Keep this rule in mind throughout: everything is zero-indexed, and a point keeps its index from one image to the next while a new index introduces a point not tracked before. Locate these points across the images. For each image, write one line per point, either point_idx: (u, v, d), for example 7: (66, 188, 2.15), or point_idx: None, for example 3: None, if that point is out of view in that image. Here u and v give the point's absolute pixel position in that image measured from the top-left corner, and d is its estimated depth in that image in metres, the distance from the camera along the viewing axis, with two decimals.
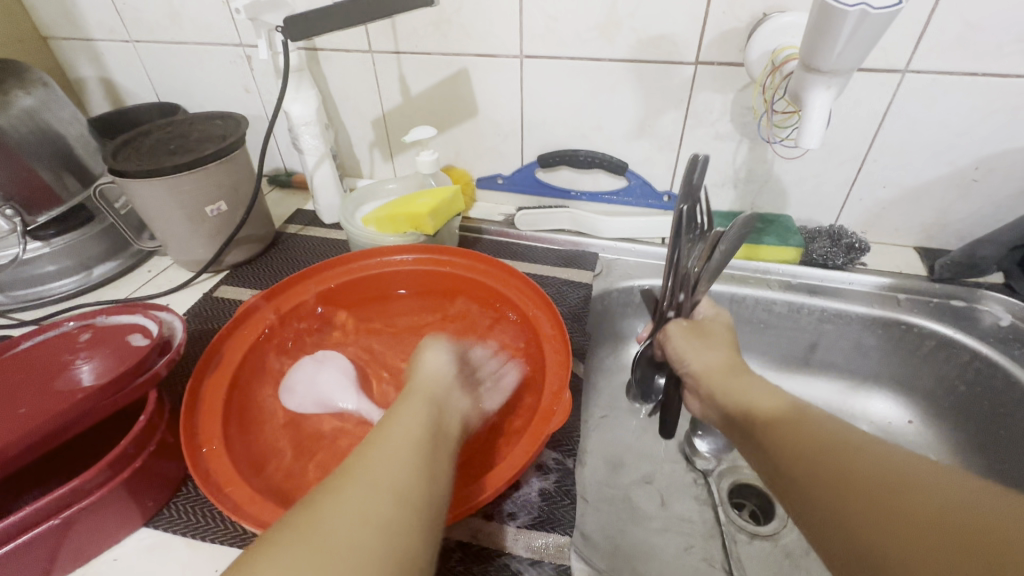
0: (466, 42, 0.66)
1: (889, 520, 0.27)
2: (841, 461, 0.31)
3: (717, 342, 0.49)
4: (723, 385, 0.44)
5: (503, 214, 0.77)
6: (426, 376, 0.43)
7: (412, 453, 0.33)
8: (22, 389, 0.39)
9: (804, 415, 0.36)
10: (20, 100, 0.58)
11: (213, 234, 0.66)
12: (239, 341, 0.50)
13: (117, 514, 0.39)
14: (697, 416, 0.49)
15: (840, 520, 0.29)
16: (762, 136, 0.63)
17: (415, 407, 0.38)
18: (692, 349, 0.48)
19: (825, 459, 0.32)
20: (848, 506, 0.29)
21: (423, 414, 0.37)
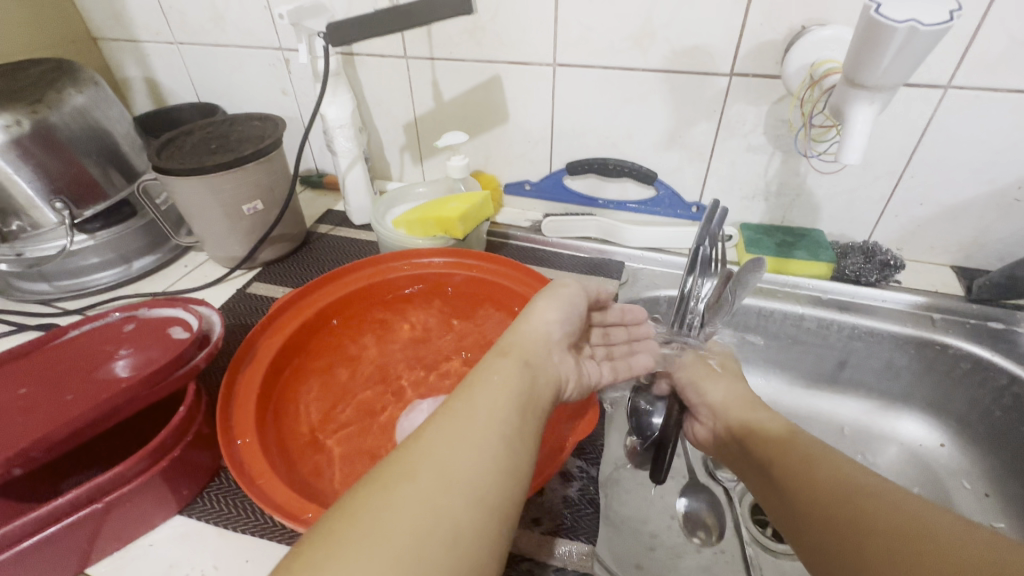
0: (500, 49, 0.67)
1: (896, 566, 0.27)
2: (851, 505, 0.32)
3: (729, 376, 0.51)
4: (740, 416, 0.46)
5: (530, 220, 0.77)
6: (527, 335, 0.42)
7: (498, 415, 0.34)
8: (70, 375, 0.41)
9: (808, 447, 0.38)
10: (73, 98, 0.61)
11: (248, 232, 0.67)
12: (274, 335, 0.51)
13: (154, 501, 0.40)
14: (704, 442, 0.51)
15: (848, 560, 0.30)
16: (799, 149, 0.62)
17: (507, 373, 0.37)
18: (708, 383, 0.50)
19: (831, 497, 0.33)
20: (857, 545, 0.30)
21: (514, 384, 0.37)
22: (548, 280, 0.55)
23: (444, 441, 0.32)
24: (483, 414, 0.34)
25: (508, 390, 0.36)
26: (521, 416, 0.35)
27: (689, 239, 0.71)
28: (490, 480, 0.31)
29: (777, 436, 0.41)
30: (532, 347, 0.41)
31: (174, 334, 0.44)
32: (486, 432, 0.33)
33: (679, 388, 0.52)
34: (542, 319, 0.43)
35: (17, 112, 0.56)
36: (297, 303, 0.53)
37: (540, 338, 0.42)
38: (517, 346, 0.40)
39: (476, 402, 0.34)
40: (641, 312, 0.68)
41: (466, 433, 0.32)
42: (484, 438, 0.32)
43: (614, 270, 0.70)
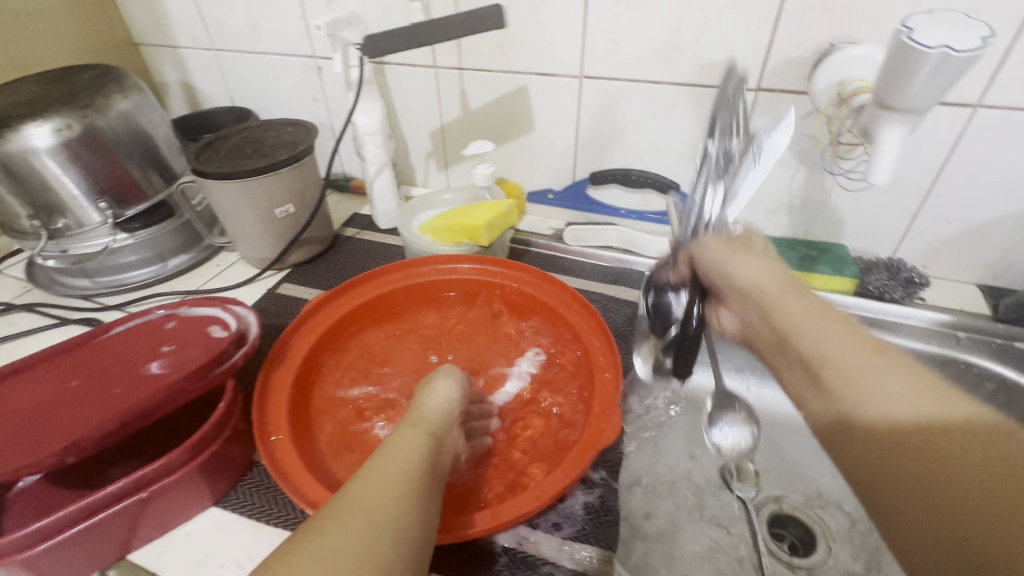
0: (528, 61, 0.68)
1: (981, 497, 0.27)
2: (928, 427, 0.30)
3: (755, 249, 0.46)
4: (785, 303, 0.41)
5: (552, 228, 0.78)
6: (432, 403, 0.43)
7: (408, 468, 0.35)
8: (118, 369, 0.43)
9: (875, 355, 0.34)
10: (119, 103, 0.63)
11: (280, 234, 0.70)
12: (306, 334, 0.53)
13: (192, 492, 0.42)
14: (731, 331, 0.48)
15: (912, 484, 0.29)
16: (824, 166, 0.62)
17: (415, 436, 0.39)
18: (747, 273, 0.44)
19: (905, 416, 0.31)
20: (928, 473, 0.29)
21: (419, 444, 0.38)
22: (572, 289, 0.57)
23: (362, 493, 0.32)
24: (391, 467, 0.35)
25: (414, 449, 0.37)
26: (432, 469, 0.36)
27: None
28: (406, 520, 0.31)
29: (854, 351, 0.35)
30: (432, 410, 0.43)
31: (214, 332, 0.46)
32: (400, 482, 0.33)
33: (701, 267, 0.48)
34: (444, 394, 0.44)
35: (69, 116, 0.59)
36: (327, 304, 0.55)
37: (442, 407, 0.44)
38: (416, 412, 0.42)
39: (383, 460, 0.35)
40: None
41: (382, 480, 0.33)
42: (397, 488, 0.33)
43: (636, 280, 0.70)
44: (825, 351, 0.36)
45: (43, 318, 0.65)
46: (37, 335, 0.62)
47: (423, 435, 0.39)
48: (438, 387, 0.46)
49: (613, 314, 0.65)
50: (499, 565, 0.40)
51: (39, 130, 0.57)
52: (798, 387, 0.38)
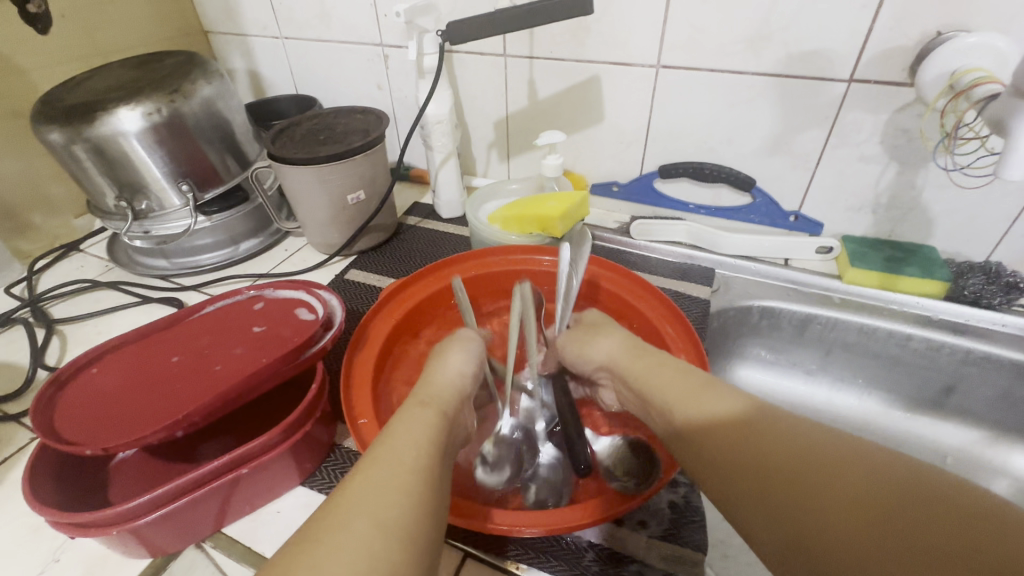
0: (603, 50, 0.67)
1: (825, 507, 0.29)
2: (765, 448, 0.32)
3: (609, 328, 0.49)
4: (632, 368, 0.43)
5: (617, 221, 0.77)
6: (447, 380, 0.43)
7: (408, 455, 0.34)
8: (214, 347, 0.44)
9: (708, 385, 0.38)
10: (202, 89, 0.65)
11: (349, 221, 0.70)
12: (385, 319, 0.53)
13: (282, 471, 0.43)
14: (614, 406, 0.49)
15: (769, 509, 0.31)
16: (940, 164, 0.59)
17: (427, 414, 0.38)
18: (588, 345, 0.49)
19: (744, 446, 0.33)
20: (780, 496, 0.31)
21: (430, 423, 0.37)
22: (655, 287, 0.55)
23: (365, 487, 0.31)
24: (398, 457, 0.33)
25: (425, 430, 0.37)
26: (436, 454, 0.35)
27: (786, 249, 0.68)
28: (412, 514, 0.30)
29: (686, 390, 0.38)
30: (441, 393, 0.42)
31: (301, 315, 0.47)
32: (405, 475, 0.32)
33: (568, 362, 0.52)
34: (458, 366, 0.45)
35: (157, 100, 0.60)
36: (403, 291, 0.55)
37: (453, 387, 0.43)
38: (423, 392, 0.41)
39: (383, 452, 0.34)
40: (732, 321, 0.67)
41: (385, 475, 0.32)
42: (401, 482, 0.32)
43: (706, 277, 0.68)
44: (675, 409, 0.38)
45: (125, 296, 0.67)
46: (121, 312, 0.65)
47: (433, 416, 0.39)
48: (450, 364, 0.45)
49: (685, 311, 0.64)
50: (587, 561, 0.40)
51: (129, 114, 0.59)
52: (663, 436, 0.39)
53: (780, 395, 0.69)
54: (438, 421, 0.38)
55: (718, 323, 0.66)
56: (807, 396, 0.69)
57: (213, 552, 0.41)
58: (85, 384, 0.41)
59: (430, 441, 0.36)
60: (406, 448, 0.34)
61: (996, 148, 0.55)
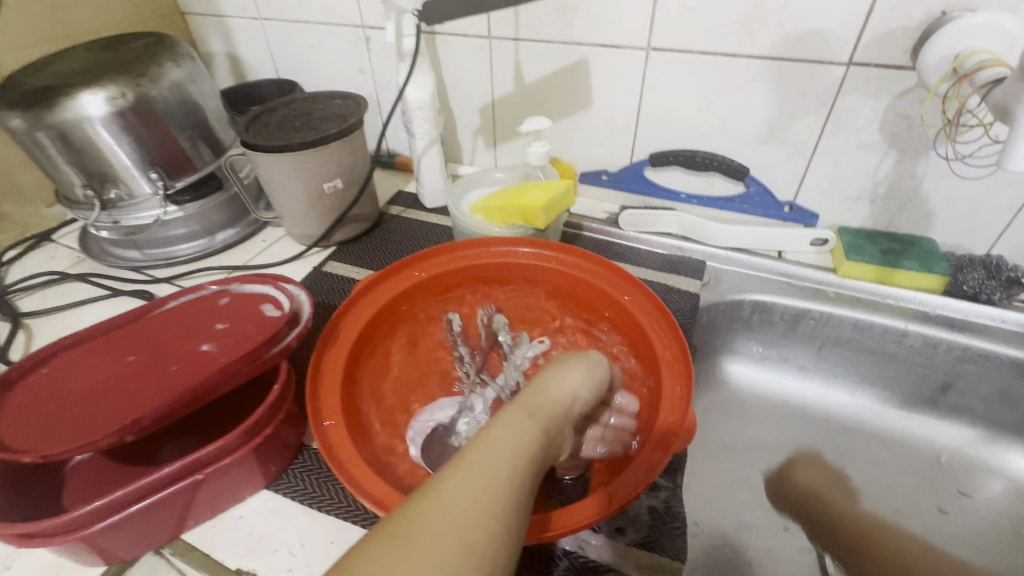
0: (592, 32, 0.64)
1: None
2: None
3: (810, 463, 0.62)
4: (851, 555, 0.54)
5: (605, 212, 0.74)
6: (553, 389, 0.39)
7: (502, 466, 0.31)
8: (173, 345, 0.42)
9: None
10: (171, 72, 0.62)
11: (327, 210, 0.68)
12: (357, 316, 0.50)
13: (244, 475, 0.41)
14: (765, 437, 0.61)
15: None
16: (939, 152, 0.56)
17: (525, 424, 0.35)
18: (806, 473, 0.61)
19: None
20: None
21: (527, 435, 0.34)
22: (638, 280, 0.52)
23: (456, 492, 0.29)
24: (487, 465, 0.31)
25: (520, 441, 0.34)
26: (529, 469, 0.32)
27: (779, 241, 0.66)
28: (499, 539, 0.28)
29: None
30: (555, 396, 0.39)
31: (267, 311, 0.45)
32: (493, 487, 0.30)
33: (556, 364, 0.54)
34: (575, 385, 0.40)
35: (122, 84, 0.58)
36: (377, 286, 0.53)
37: (564, 393, 0.39)
38: (535, 393, 0.39)
39: (478, 457, 0.31)
40: (723, 315, 0.64)
41: (478, 484, 0.30)
42: (489, 491, 0.30)
43: (697, 270, 0.66)
44: None
45: (96, 289, 0.65)
46: (91, 306, 0.63)
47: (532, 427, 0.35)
48: (569, 368, 0.42)
49: (673, 305, 0.61)
50: (561, 570, 0.38)
51: (92, 98, 0.56)
52: None
53: (771, 391, 0.67)
54: (539, 430, 0.35)
55: (708, 317, 0.63)
56: (800, 393, 0.67)
57: (173, 560, 0.39)
58: (35, 385, 0.39)
59: (527, 452, 0.33)
60: (496, 450, 0.32)
61: (999, 138, 0.52)
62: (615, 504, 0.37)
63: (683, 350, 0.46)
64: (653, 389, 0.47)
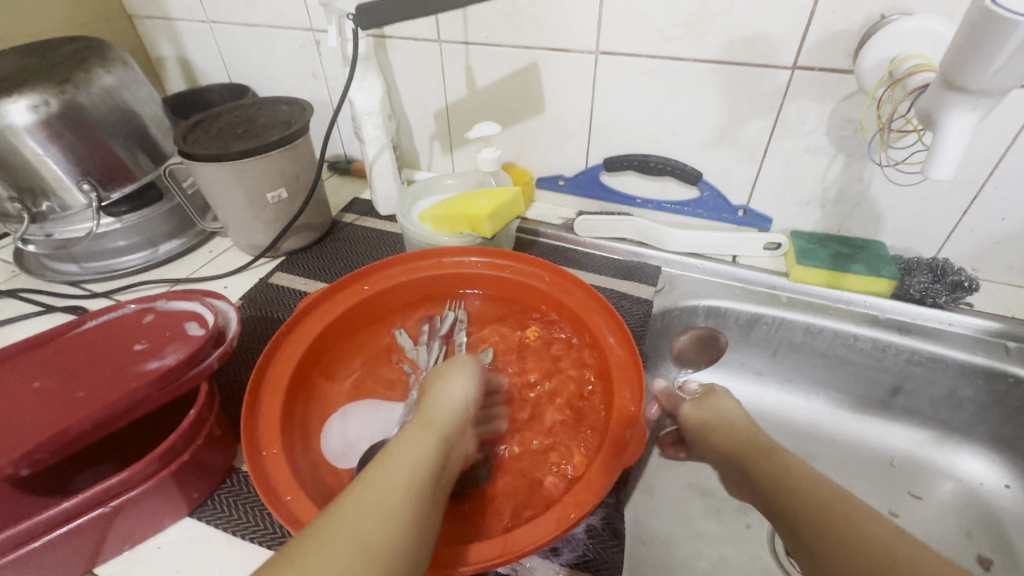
0: (540, 35, 0.63)
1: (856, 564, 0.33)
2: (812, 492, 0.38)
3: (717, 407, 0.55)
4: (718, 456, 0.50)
5: (562, 217, 0.73)
6: (447, 400, 0.42)
7: (404, 467, 0.34)
8: (85, 369, 0.40)
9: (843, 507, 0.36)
10: (101, 78, 0.59)
11: (273, 220, 0.66)
12: (299, 336, 0.49)
13: (162, 504, 0.39)
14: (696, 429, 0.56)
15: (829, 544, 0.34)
16: (873, 159, 0.56)
17: (425, 442, 0.37)
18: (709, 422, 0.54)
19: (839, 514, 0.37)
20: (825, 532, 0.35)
21: (426, 451, 0.36)
22: (587, 285, 0.52)
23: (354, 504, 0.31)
24: (391, 470, 0.34)
25: (420, 459, 0.35)
26: (431, 483, 0.34)
27: (733, 246, 0.66)
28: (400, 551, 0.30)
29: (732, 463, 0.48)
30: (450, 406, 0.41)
31: (190, 330, 0.43)
32: (396, 489, 0.32)
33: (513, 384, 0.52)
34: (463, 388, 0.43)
35: (46, 91, 0.55)
36: (322, 303, 0.51)
37: (459, 405, 0.42)
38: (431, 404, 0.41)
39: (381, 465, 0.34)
40: (678, 321, 0.64)
41: (381, 489, 0.32)
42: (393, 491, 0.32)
43: (650, 276, 0.65)
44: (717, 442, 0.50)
45: (28, 305, 0.62)
46: (21, 323, 0.60)
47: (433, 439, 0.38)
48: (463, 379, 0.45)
49: (626, 312, 0.61)
50: None
51: (13, 106, 0.54)
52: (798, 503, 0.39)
53: None
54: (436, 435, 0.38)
55: (661, 324, 0.63)
56: (757, 398, 0.66)
57: None
58: None
59: (432, 466, 0.35)
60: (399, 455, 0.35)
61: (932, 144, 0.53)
62: (564, 523, 0.36)
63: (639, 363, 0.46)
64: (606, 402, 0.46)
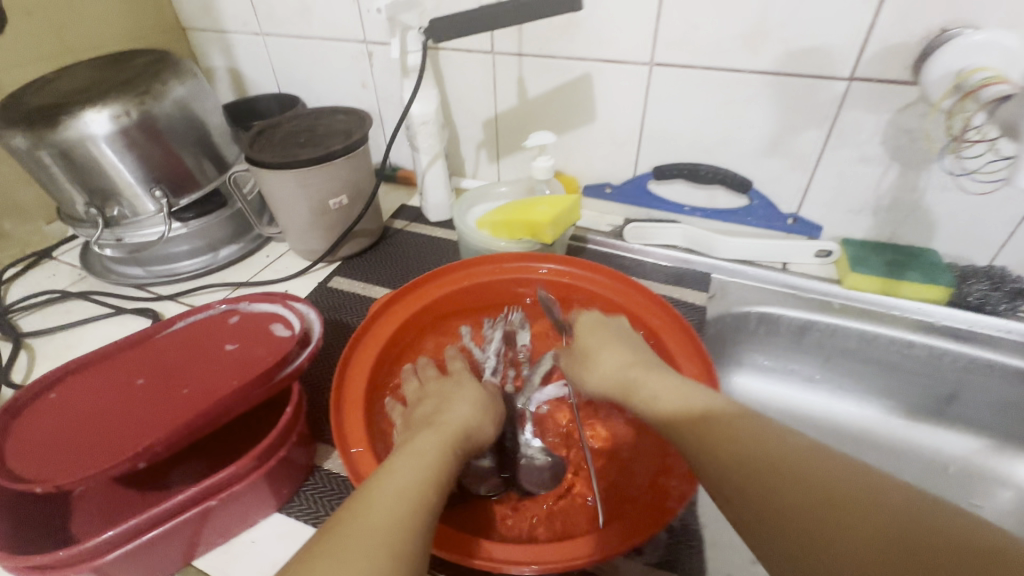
0: (594, 46, 0.64)
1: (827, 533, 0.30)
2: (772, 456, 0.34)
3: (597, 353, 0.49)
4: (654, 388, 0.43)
5: (610, 224, 0.75)
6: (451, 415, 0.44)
7: (415, 483, 0.35)
8: (182, 368, 0.41)
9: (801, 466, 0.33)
10: (175, 89, 0.62)
11: (332, 226, 0.67)
12: (369, 341, 0.50)
13: (256, 500, 0.40)
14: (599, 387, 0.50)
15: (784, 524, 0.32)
16: (946, 169, 0.57)
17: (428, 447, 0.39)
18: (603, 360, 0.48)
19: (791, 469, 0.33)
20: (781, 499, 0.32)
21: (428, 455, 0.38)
22: (641, 285, 0.54)
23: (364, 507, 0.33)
24: (401, 482, 0.35)
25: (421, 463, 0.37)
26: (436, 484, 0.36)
27: (784, 253, 0.66)
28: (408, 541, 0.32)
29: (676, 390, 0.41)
30: (463, 430, 0.43)
31: (277, 331, 0.44)
32: (408, 505, 0.33)
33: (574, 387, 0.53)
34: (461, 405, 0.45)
35: (126, 102, 0.57)
36: (390, 309, 0.52)
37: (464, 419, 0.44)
38: (443, 422, 0.43)
39: (392, 478, 0.35)
40: (730, 327, 0.65)
41: (392, 504, 0.33)
42: (404, 508, 0.33)
43: (702, 282, 0.66)
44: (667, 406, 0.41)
45: (98, 306, 0.64)
46: (94, 324, 0.62)
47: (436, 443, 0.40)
48: (471, 402, 0.46)
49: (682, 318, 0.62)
50: None
51: (96, 116, 0.56)
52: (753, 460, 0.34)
53: (779, 401, 0.67)
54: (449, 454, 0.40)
55: (714, 330, 0.64)
56: (808, 404, 0.67)
57: None
58: (41, 411, 0.37)
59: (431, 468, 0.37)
60: (409, 468, 0.36)
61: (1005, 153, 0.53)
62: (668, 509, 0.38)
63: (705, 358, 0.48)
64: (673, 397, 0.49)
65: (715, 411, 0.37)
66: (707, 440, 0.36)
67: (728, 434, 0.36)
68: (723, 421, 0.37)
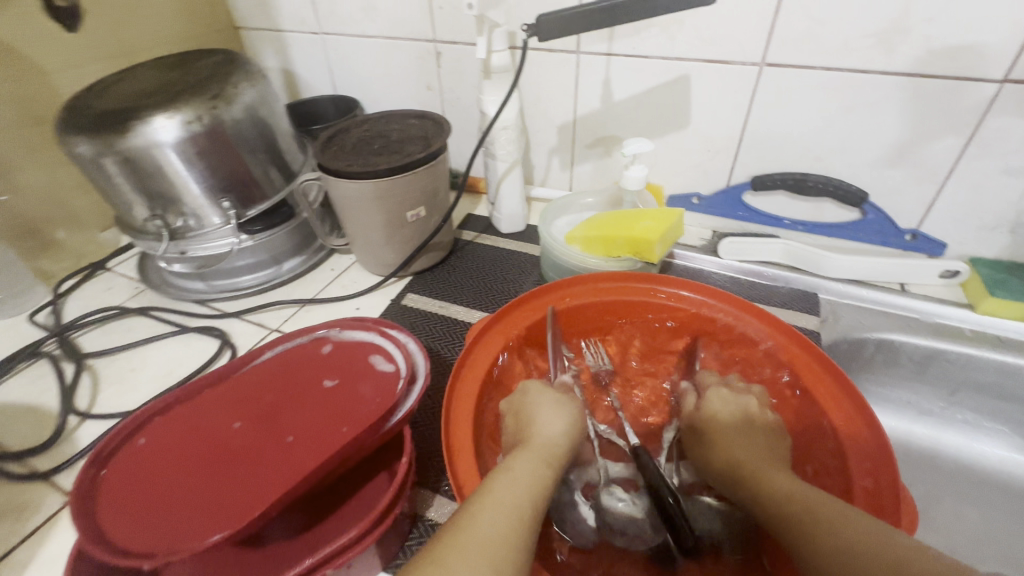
0: (697, 46, 0.59)
1: None
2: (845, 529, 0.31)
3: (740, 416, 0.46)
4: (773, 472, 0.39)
5: (699, 238, 0.69)
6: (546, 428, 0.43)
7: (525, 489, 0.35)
8: (280, 410, 0.36)
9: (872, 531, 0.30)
10: (246, 93, 0.57)
11: (406, 240, 0.63)
12: (470, 370, 0.44)
13: (365, 562, 0.35)
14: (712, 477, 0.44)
15: None
16: None
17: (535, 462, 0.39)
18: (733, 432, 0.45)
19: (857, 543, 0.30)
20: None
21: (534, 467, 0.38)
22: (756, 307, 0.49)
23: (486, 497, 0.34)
24: (505, 496, 0.34)
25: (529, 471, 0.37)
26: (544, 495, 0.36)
27: (902, 273, 0.60)
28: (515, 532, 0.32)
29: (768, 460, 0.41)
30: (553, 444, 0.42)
31: (379, 365, 0.39)
32: (519, 514, 0.33)
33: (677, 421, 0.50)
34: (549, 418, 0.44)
35: (198, 107, 0.53)
36: (485, 337, 0.46)
37: (554, 432, 0.43)
38: (537, 440, 0.41)
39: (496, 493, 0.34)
40: (843, 355, 0.59)
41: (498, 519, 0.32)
42: (512, 525, 0.32)
43: (811, 304, 0.60)
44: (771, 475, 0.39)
45: (160, 324, 0.60)
46: (157, 343, 0.58)
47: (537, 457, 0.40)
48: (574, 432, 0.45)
49: None
50: None
51: (166, 122, 0.52)
52: (828, 518, 0.32)
53: (895, 437, 0.61)
54: (544, 477, 0.38)
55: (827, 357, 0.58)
56: (930, 441, 0.60)
57: None
58: (132, 461, 0.33)
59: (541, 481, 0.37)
60: (512, 487, 0.35)
61: None
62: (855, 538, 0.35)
63: (847, 388, 0.42)
64: (808, 428, 0.44)
65: (809, 497, 0.35)
66: (796, 523, 0.34)
67: (805, 515, 0.33)
68: (819, 504, 0.34)
